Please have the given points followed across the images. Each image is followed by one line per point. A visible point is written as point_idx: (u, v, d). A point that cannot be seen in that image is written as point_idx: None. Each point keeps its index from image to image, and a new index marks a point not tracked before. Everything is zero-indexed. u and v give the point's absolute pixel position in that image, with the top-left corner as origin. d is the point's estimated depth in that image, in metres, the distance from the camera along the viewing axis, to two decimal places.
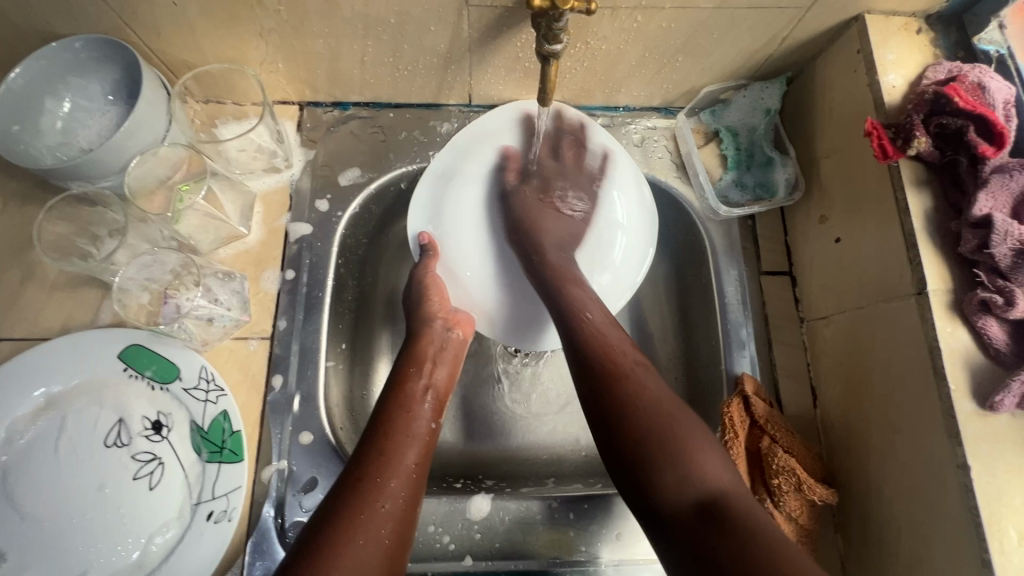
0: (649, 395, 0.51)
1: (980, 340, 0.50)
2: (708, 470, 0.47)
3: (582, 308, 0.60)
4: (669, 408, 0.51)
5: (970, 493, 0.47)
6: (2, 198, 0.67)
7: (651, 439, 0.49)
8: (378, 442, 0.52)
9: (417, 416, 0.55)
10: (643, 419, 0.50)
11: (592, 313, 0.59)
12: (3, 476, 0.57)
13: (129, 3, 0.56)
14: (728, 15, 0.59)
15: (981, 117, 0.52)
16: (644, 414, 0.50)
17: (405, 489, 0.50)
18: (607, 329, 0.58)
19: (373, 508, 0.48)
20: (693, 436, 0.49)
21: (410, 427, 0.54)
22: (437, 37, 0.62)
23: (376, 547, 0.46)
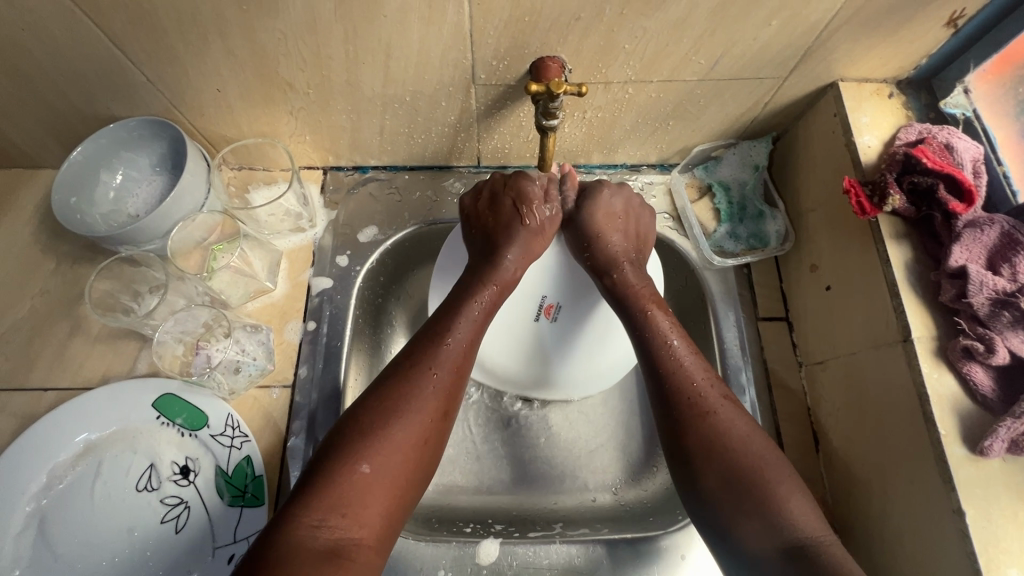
0: (733, 438, 0.52)
1: (967, 385, 0.52)
2: (795, 514, 0.48)
3: (665, 335, 0.58)
4: (744, 443, 0.51)
5: (967, 538, 0.48)
6: (56, 259, 0.74)
7: (713, 460, 0.51)
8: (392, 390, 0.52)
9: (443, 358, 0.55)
10: (725, 468, 0.50)
11: (678, 339, 0.58)
12: (42, 520, 0.61)
13: (179, 90, 0.64)
14: (712, 85, 0.65)
15: (949, 176, 0.56)
16: (728, 457, 0.51)
17: (429, 419, 0.52)
18: (687, 358, 0.56)
19: (390, 430, 0.50)
20: (771, 479, 0.50)
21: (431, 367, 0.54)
22: (447, 110, 0.68)
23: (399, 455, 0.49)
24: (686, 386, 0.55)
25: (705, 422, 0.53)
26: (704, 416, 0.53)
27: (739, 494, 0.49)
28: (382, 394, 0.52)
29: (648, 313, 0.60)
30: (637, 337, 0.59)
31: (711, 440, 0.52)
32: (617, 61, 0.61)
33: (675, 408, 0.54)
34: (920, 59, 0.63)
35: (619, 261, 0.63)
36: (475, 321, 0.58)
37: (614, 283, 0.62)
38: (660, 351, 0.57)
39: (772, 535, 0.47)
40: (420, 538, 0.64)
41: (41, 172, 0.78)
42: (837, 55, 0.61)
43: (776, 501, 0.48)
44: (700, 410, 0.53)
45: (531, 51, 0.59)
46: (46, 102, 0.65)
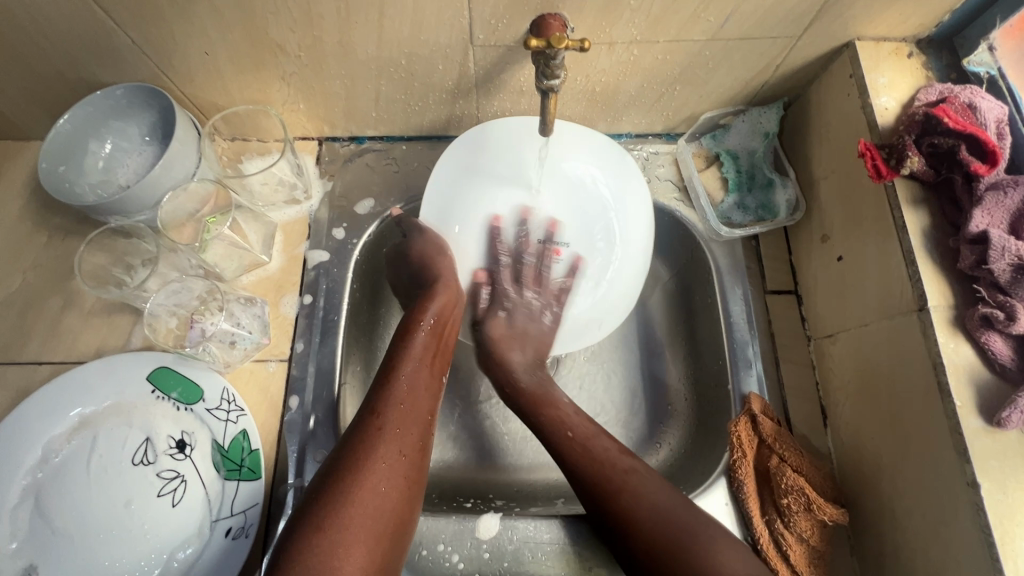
0: (646, 505, 0.53)
1: (985, 355, 0.50)
2: (723, 563, 0.49)
3: (566, 426, 0.60)
4: (668, 509, 0.52)
5: (980, 511, 0.46)
6: (48, 231, 0.73)
7: (648, 537, 0.51)
8: (357, 454, 0.51)
9: (410, 393, 0.57)
10: (644, 540, 0.51)
11: (575, 429, 0.59)
12: (38, 493, 0.60)
13: (166, 54, 0.62)
14: (722, 46, 0.62)
15: (972, 137, 0.54)
16: (643, 533, 0.51)
17: (388, 497, 0.50)
18: (593, 440, 0.58)
19: (348, 508, 0.48)
20: (697, 541, 0.50)
21: (396, 411, 0.55)
22: (445, 73, 0.66)
23: (358, 552, 0.46)
24: (597, 464, 0.56)
25: (621, 500, 0.53)
26: (621, 492, 0.54)
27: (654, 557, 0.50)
28: (352, 451, 0.52)
29: (552, 404, 0.62)
30: (544, 438, 0.60)
31: (627, 520, 0.52)
32: (622, 18, 0.58)
33: (595, 488, 0.55)
34: (943, 15, 0.60)
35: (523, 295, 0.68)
36: (417, 359, 0.60)
37: (516, 394, 0.64)
38: (562, 444, 0.59)
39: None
40: (420, 512, 0.64)
41: (31, 143, 0.76)
42: (855, 12, 0.58)
43: (707, 564, 0.49)
44: (620, 488, 0.54)
45: (532, 9, 0.56)
46: (29, 68, 0.63)
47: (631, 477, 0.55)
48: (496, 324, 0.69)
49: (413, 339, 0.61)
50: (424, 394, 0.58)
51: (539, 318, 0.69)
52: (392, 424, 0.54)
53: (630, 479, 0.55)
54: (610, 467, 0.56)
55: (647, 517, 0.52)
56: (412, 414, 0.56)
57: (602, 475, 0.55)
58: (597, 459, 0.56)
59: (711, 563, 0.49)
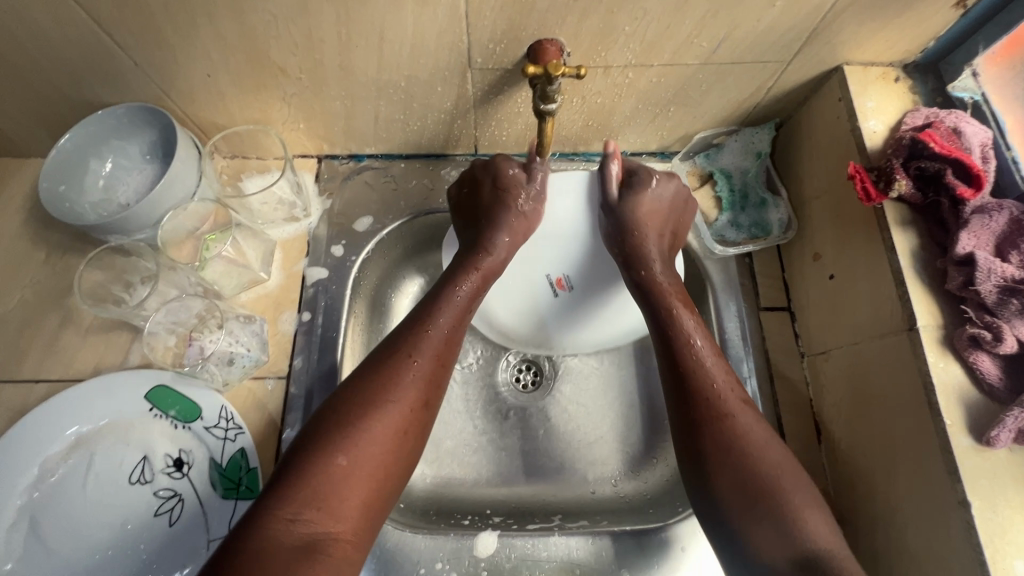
0: (750, 441, 0.52)
1: (973, 374, 0.51)
2: (812, 530, 0.47)
3: (689, 334, 0.58)
4: (772, 464, 0.51)
5: (971, 529, 0.47)
6: (46, 249, 0.73)
7: (727, 468, 0.51)
8: (348, 420, 0.49)
9: (405, 391, 0.52)
10: (732, 476, 0.51)
11: (702, 340, 0.58)
12: (33, 514, 0.60)
13: (169, 76, 0.63)
14: (714, 69, 0.63)
15: (957, 161, 0.55)
16: (736, 467, 0.51)
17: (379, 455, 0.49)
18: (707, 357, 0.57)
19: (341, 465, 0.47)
20: (788, 495, 0.49)
21: (381, 408, 0.51)
22: (444, 95, 0.67)
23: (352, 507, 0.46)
24: (708, 386, 0.55)
25: (724, 426, 0.53)
26: (725, 419, 0.53)
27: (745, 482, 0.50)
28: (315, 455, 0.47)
29: (673, 311, 0.60)
30: (659, 330, 0.60)
31: (728, 444, 0.52)
32: (618, 43, 0.59)
33: (693, 399, 0.55)
34: (928, 41, 0.62)
35: (645, 248, 0.64)
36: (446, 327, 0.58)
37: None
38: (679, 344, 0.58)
39: (787, 544, 0.47)
40: (418, 531, 0.64)
41: (31, 160, 0.76)
42: (843, 38, 0.60)
43: (794, 517, 0.48)
44: (720, 412, 0.54)
45: (530, 34, 0.58)
46: (31, 88, 0.64)
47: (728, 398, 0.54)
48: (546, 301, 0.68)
49: (430, 328, 0.57)
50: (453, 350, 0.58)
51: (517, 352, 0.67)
52: (369, 423, 0.50)
53: (731, 407, 0.54)
54: (702, 366, 0.56)
55: (738, 443, 0.52)
56: (397, 416, 0.51)
57: (704, 398, 0.54)
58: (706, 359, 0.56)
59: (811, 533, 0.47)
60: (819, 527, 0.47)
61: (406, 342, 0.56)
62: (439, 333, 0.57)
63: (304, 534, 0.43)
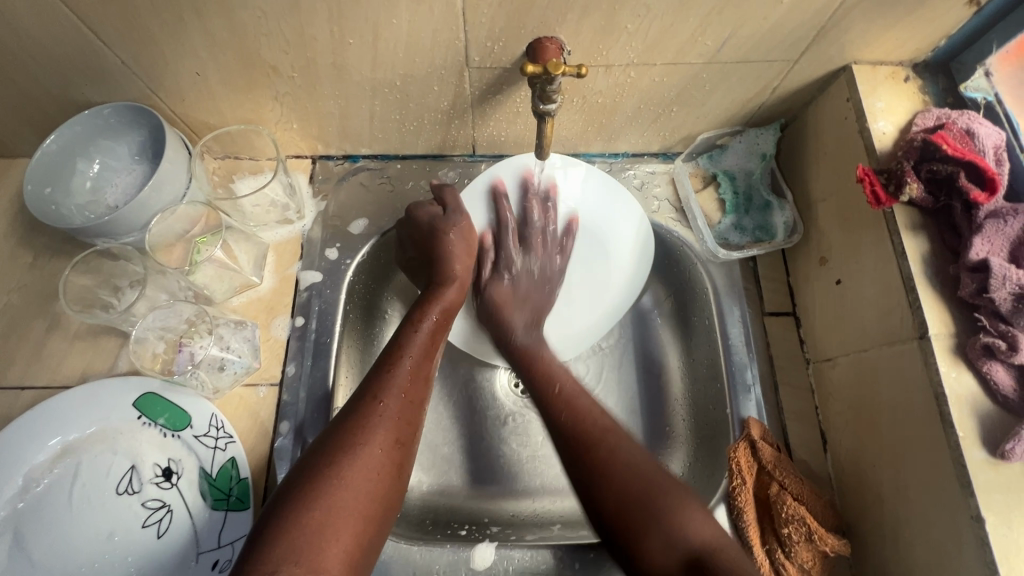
0: (622, 462, 0.53)
1: (987, 384, 0.50)
2: (693, 529, 0.50)
3: (559, 376, 0.62)
4: (649, 471, 0.52)
5: (985, 546, 0.45)
6: (33, 252, 0.71)
7: (619, 497, 0.51)
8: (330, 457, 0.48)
9: (376, 431, 0.50)
10: (618, 491, 0.52)
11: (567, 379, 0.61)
12: (17, 525, 0.58)
13: (157, 74, 0.61)
14: (719, 69, 0.62)
15: (971, 164, 0.53)
16: (621, 481, 0.52)
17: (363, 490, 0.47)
18: (581, 396, 0.59)
19: (320, 506, 0.45)
20: (670, 499, 0.51)
21: (353, 449, 0.49)
22: (440, 94, 0.65)
23: (340, 548, 0.44)
24: (579, 416, 0.57)
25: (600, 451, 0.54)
26: (599, 446, 0.54)
27: (628, 514, 0.50)
28: (294, 506, 0.45)
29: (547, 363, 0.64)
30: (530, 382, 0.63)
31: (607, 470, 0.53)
32: (619, 42, 0.57)
33: (569, 434, 0.56)
34: (940, 40, 0.60)
35: (509, 320, 0.68)
36: (422, 347, 0.59)
37: (510, 346, 0.67)
38: (548, 398, 0.60)
39: (673, 549, 0.49)
40: (414, 542, 0.62)
41: (19, 160, 0.74)
42: (851, 37, 0.58)
43: (675, 519, 0.50)
44: (598, 440, 0.55)
45: (528, 32, 0.56)
46: (15, 87, 0.62)
47: (612, 432, 0.56)
48: (500, 290, 0.69)
49: (395, 367, 0.55)
50: (422, 384, 0.56)
51: (518, 306, 0.69)
52: (342, 466, 0.47)
53: (609, 437, 0.55)
54: (583, 405, 0.58)
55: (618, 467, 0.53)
56: (371, 457, 0.49)
57: (586, 433, 0.56)
58: (579, 404, 0.58)
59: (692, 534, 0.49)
60: (700, 529, 0.50)
61: (373, 383, 0.54)
62: (405, 370, 0.56)
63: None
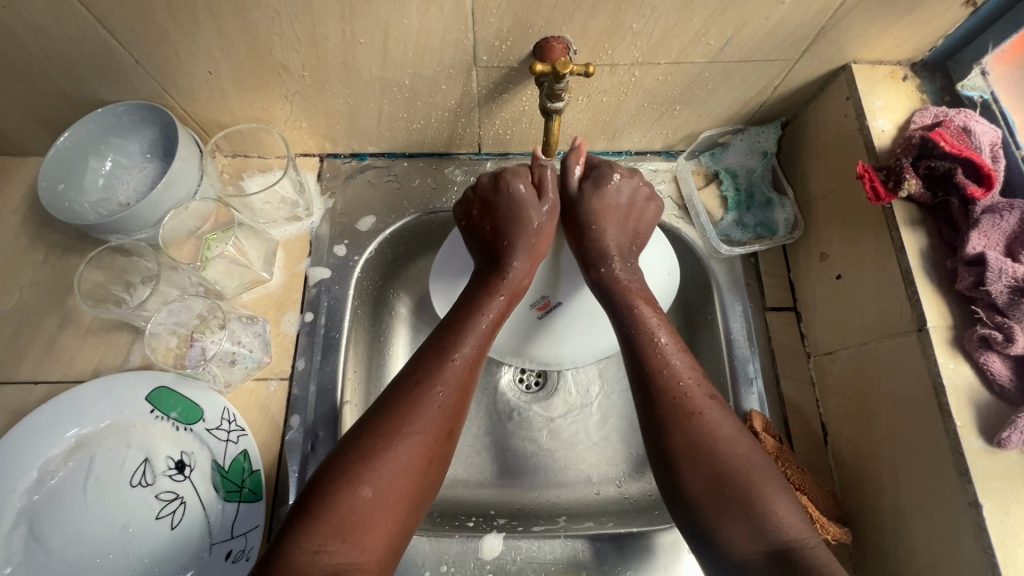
0: (717, 437, 0.50)
1: (984, 375, 0.51)
2: (781, 521, 0.46)
3: (653, 331, 0.57)
4: (744, 458, 0.49)
5: (983, 531, 0.47)
6: (44, 249, 0.72)
7: (706, 474, 0.49)
8: (355, 458, 0.48)
9: (425, 419, 0.50)
10: (711, 469, 0.49)
11: (665, 335, 0.56)
12: (32, 517, 0.59)
13: (170, 73, 0.62)
14: (721, 68, 0.63)
15: (967, 160, 0.55)
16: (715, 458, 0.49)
17: (401, 488, 0.48)
18: (672, 360, 0.55)
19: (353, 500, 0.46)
20: (759, 487, 0.48)
21: (401, 436, 0.49)
22: (448, 93, 0.66)
23: (382, 531, 0.46)
24: (675, 385, 0.53)
25: (691, 423, 0.51)
26: (695, 421, 0.51)
27: (714, 492, 0.48)
28: (326, 493, 0.46)
29: (635, 308, 0.58)
30: (623, 330, 0.58)
31: (697, 440, 0.50)
32: (625, 41, 0.59)
33: (657, 401, 0.53)
34: (936, 40, 0.61)
35: (604, 244, 0.62)
36: (491, 322, 0.58)
37: (605, 274, 0.61)
38: (646, 346, 0.56)
39: (761, 540, 0.46)
40: (423, 533, 0.63)
41: (30, 158, 0.75)
42: (851, 36, 0.60)
43: (762, 506, 0.47)
44: (692, 409, 0.52)
45: (536, 31, 0.57)
46: (30, 86, 0.63)
47: (707, 405, 0.52)
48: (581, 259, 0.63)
49: (453, 356, 0.54)
50: (477, 372, 0.55)
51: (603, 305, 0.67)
52: (390, 455, 0.48)
53: (705, 407, 0.52)
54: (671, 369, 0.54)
55: (707, 439, 0.50)
56: (419, 447, 0.49)
57: (676, 401, 0.52)
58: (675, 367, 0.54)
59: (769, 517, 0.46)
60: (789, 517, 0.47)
61: (428, 368, 0.53)
62: (461, 361, 0.54)
63: (328, 567, 0.43)
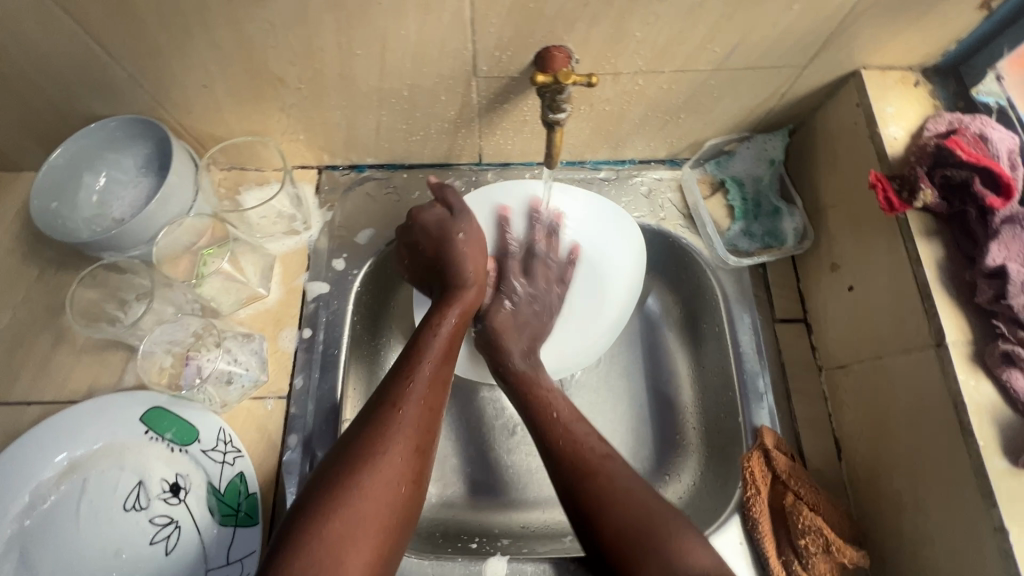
0: (621, 491, 0.52)
1: (1007, 393, 0.49)
2: (693, 559, 0.48)
3: (554, 404, 0.60)
4: (655, 506, 0.51)
5: (1010, 558, 0.44)
6: (39, 266, 0.71)
7: (615, 530, 0.50)
8: (333, 480, 0.47)
9: (393, 439, 0.50)
10: (614, 524, 0.50)
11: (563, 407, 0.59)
12: (24, 543, 0.58)
13: (164, 87, 0.61)
14: (727, 75, 0.61)
15: (986, 169, 0.53)
16: (618, 512, 0.50)
17: (380, 510, 0.47)
18: (575, 423, 0.57)
19: (327, 529, 0.44)
20: (673, 533, 0.49)
21: (377, 457, 0.48)
22: (447, 104, 0.65)
23: (365, 556, 0.45)
24: (573, 448, 0.55)
25: (594, 479, 0.52)
26: (596, 475, 0.53)
27: (626, 543, 0.49)
28: (303, 523, 0.45)
29: (539, 385, 0.62)
30: (528, 408, 0.60)
31: (601, 497, 0.51)
32: (628, 50, 0.57)
33: (562, 465, 0.54)
34: (949, 44, 0.60)
35: (507, 346, 0.64)
36: (441, 348, 0.57)
37: (507, 372, 0.63)
38: (546, 420, 0.58)
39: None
40: (425, 556, 0.61)
41: (24, 174, 0.74)
42: (861, 42, 0.58)
43: (676, 548, 0.48)
44: (592, 470, 0.53)
45: (537, 40, 0.56)
46: (22, 101, 0.62)
47: (610, 463, 0.54)
48: (500, 316, 0.66)
49: (414, 372, 0.54)
50: (443, 388, 0.55)
51: (517, 333, 0.66)
52: (362, 477, 0.47)
53: (607, 463, 0.54)
54: (576, 431, 0.57)
55: (609, 494, 0.51)
56: (391, 467, 0.48)
57: (582, 461, 0.54)
58: (574, 433, 0.56)
59: (680, 554, 0.48)
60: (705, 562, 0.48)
61: (388, 392, 0.53)
62: (425, 375, 0.54)
63: None
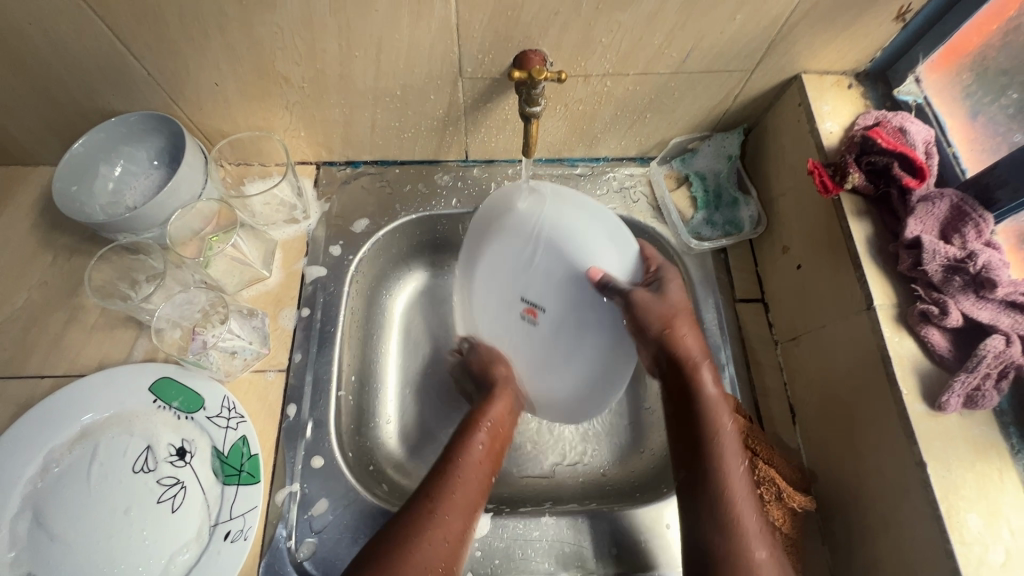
0: (746, 547, 0.55)
1: (926, 347, 0.56)
2: None
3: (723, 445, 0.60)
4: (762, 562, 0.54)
5: (928, 486, 0.51)
6: (53, 251, 0.76)
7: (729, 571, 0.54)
8: (397, 542, 0.54)
9: (449, 515, 0.57)
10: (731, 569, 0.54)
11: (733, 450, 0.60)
12: (36, 503, 0.61)
13: (180, 85, 0.67)
14: (685, 78, 0.69)
15: (903, 155, 0.61)
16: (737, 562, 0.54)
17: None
18: (729, 471, 0.59)
19: None
20: None
21: (433, 528, 0.56)
22: (436, 103, 0.72)
23: None
24: (722, 496, 0.57)
25: (731, 530, 0.56)
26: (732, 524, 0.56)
27: None
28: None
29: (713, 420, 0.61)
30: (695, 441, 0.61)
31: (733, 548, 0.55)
32: (596, 54, 0.65)
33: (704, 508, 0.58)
34: (875, 52, 0.69)
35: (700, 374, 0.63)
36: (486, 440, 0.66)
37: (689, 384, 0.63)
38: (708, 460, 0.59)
39: None
40: None
41: (41, 167, 0.80)
42: (799, 49, 0.66)
43: None
44: (729, 517, 0.56)
45: (515, 45, 0.63)
46: (47, 97, 0.68)
47: (741, 511, 0.57)
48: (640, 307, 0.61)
49: (466, 457, 0.63)
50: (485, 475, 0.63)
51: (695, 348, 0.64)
52: (417, 542, 0.54)
53: (737, 513, 0.57)
54: (722, 480, 0.58)
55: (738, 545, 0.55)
56: (439, 539, 0.55)
57: (721, 510, 0.57)
58: (727, 481, 0.58)
59: None
60: None
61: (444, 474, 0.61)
62: (477, 461, 0.63)
63: None
